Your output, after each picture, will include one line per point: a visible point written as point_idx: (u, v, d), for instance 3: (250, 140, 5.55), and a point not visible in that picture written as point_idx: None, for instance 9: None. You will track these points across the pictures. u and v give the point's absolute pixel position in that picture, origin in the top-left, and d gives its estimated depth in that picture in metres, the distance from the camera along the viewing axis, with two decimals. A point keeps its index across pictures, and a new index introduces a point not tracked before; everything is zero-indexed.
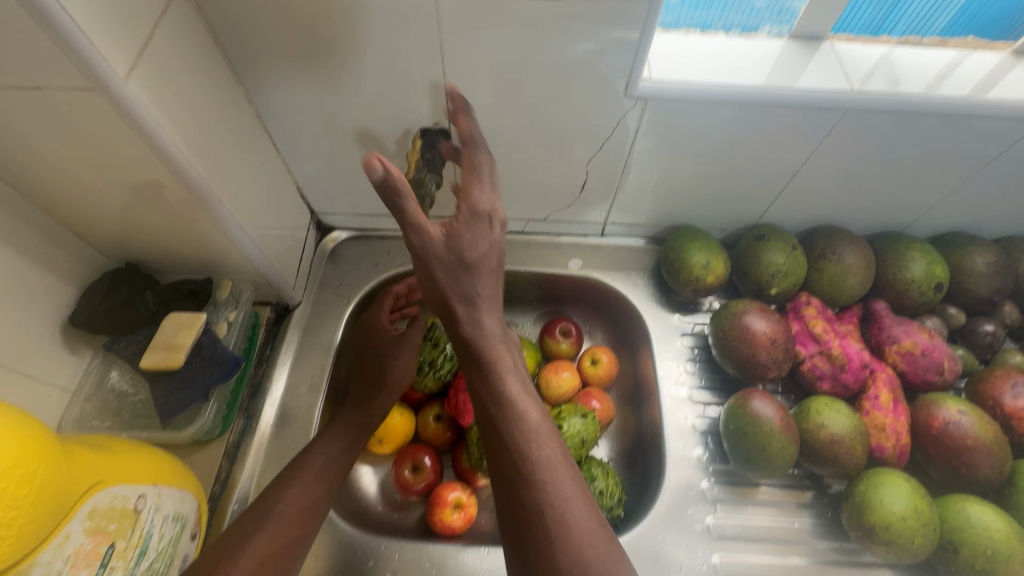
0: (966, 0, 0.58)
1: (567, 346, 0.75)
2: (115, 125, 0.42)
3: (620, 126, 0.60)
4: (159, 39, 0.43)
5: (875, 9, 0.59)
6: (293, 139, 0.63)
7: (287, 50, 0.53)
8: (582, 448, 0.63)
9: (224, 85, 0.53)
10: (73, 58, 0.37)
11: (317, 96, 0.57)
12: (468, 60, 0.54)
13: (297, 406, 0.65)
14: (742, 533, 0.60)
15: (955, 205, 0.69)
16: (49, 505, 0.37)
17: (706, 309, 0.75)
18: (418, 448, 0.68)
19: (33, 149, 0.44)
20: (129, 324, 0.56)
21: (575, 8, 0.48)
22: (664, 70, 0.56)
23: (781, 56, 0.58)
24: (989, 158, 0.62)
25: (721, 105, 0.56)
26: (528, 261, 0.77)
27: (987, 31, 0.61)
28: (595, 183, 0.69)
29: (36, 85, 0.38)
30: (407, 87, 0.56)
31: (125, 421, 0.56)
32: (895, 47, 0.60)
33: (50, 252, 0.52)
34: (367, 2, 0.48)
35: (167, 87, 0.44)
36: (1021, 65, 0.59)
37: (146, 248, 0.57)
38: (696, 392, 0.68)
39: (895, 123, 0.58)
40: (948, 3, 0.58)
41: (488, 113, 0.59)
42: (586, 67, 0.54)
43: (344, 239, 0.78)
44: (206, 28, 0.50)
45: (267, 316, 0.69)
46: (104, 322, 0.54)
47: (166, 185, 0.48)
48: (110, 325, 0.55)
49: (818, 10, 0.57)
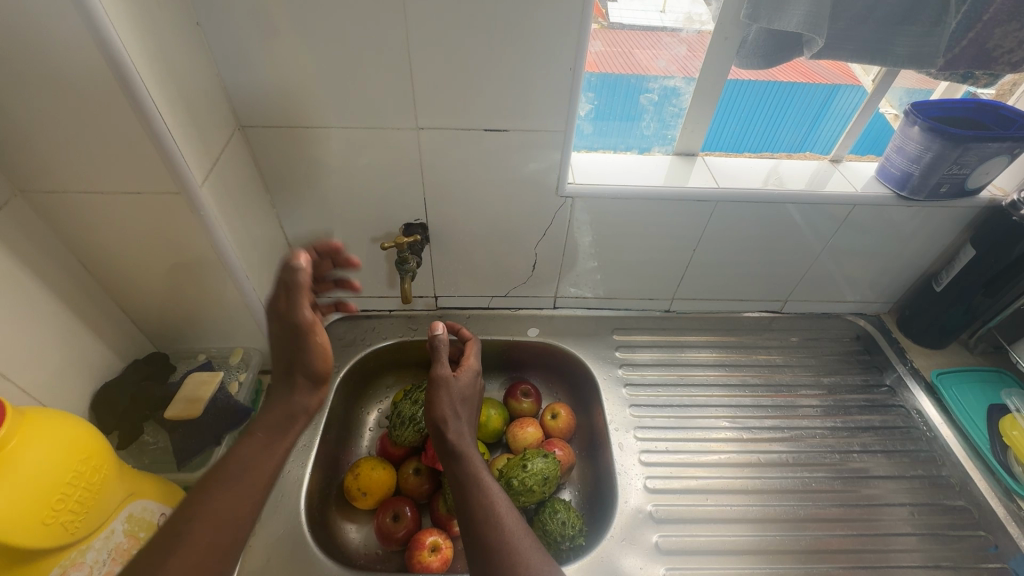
0: (799, 126, 0.82)
1: (528, 405, 0.87)
2: (185, 219, 0.58)
3: (557, 217, 0.79)
4: (223, 162, 0.61)
5: (740, 134, 0.82)
6: (302, 235, 0.80)
7: (305, 168, 0.71)
8: (546, 485, 0.73)
9: (257, 193, 0.71)
10: (172, 171, 0.53)
11: (323, 202, 0.75)
12: (441, 173, 0.73)
13: (291, 460, 0.73)
14: (687, 549, 0.68)
15: (822, 270, 0.89)
16: (105, 503, 0.46)
17: (643, 363, 0.89)
18: (400, 499, 0.76)
19: (115, 236, 0.59)
20: (160, 398, 0.65)
21: (515, 137, 0.69)
22: (584, 177, 0.77)
23: (669, 167, 0.80)
24: (833, 234, 0.83)
25: (628, 200, 0.77)
26: (493, 331, 0.92)
27: (821, 144, 0.84)
28: (544, 263, 0.86)
29: (139, 189, 0.55)
30: (394, 193, 0.75)
31: (144, 465, 0.63)
32: (780, 160, 0.83)
33: (102, 320, 0.64)
34: (369, 137, 0.68)
35: (225, 193, 0.61)
36: (838, 171, 0.82)
37: (177, 318, 0.69)
38: (640, 432, 0.80)
39: (759, 210, 0.79)
40: (788, 129, 0.82)
41: (456, 212, 0.78)
42: (528, 175, 0.74)
43: (337, 318, 0.91)
44: (250, 156, 0.69)
45: (268, 381, 0.78)
46: (127, 396, 0.63)
47: (209, 266, 0.63)
48: (135, 401, 0.63)
49: (688, 136, 0.79)
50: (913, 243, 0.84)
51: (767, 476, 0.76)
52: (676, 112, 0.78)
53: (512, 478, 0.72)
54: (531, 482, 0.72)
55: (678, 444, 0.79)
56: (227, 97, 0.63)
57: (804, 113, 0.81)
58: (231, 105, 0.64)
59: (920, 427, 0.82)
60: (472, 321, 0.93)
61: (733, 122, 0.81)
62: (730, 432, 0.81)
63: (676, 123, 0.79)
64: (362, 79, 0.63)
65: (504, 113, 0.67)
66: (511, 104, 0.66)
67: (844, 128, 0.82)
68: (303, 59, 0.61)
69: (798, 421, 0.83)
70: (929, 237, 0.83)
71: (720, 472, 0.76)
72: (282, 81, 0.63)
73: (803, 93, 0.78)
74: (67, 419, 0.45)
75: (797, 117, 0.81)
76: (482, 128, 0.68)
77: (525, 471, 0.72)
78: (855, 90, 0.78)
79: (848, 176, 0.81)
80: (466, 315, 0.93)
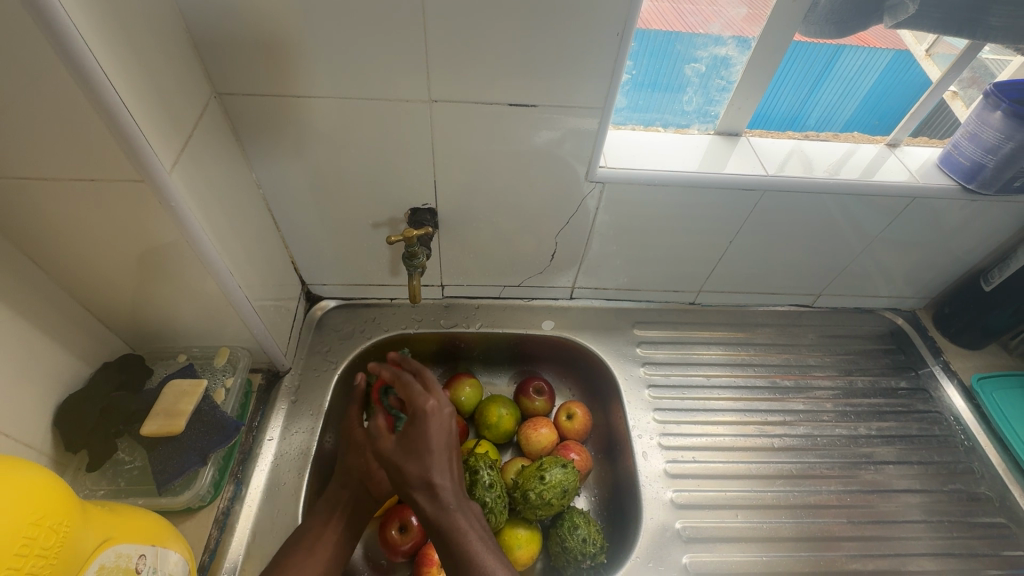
0: (832, 100, 0.71)
1: (541, 403, 0.80)
2: (153, 210, 0.48)
3: (582, 206, 0.71)
4: (195, 139, 0.51)
5: (791, 102, 0.71)
6: (292, 218, 0.70)
7: (293, 142, 0.61)
8: (565, 498, 0.67)
9: (239, 173, 0.61)
10: (134, 157, 0.44)
11: (316, 181, 0.65)
12: (454, 154, 0.63)
13: (286, 471, 0.66)
14: (715, 568, 0.65)
15: (862, 266, 0.82)
16: (72, 551, 0.39)
17: (665, 362, 0.83)
18: (404, 507, 0.69)
19: (69, 231, 0.50)
20: (135, 411, 0.57)
21: (543, 114, 0.60)
22: (616, 159, 0.68)
23: (709, 148, 0.70)
24: (882, 229, 0.75)
25: (664, 188, 0.68)
26: (503, 323, 0.84)
27: (887, 119, 0.73)
28: (563, 253, 0.78)
29: (91, 176, 0.45)
30: (400, 174, 0.65)
31: (119, 488, 0.56)
32: (800, 141, 0.73)
33: (62, 323, 0.55)
34: (370, 108, 0.58)
35: (199, 178, 0.52)
36: (894, 155, 0.73)
37: (151, 317, 0.61)
38: (665, 439, 0.75)
39: (805, 200, 0.71)
40: (820, 101, 0.71)
41: (469, 195, 0.68)
42: (552, 154, 0.64)
43: (332, 307, 0.83)
44: (229, 130, 0.59)
45: (258, 382, 0.72)
46: (96, 410, 0.56)
47: (185, 261, 0.54)
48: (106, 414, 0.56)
49: (734, 113, 0.69)
50: (967, 239, 0.77)
51: (796, 489, 0.72)
52: (723, 86, 0.68)
53: (529, 490, 0.66)
54: (549, 496, 0.65)
55: (706, 454, 0.74)
56: (199, 58, 0.52)
57: (805, 76, 0.68)
58: (204, 68, 0.53)
59: (957, 435, 0.78)
60: (480, 312, 0.85)
61: (786, 89, 0.69)
62: (758, 439, 0.76)
63: (721, 97, 0.69)
64: (366, 42, 0.52)
65: (532, 86, 0.57)
66: (541, 77, 0.56)
67: (847, 93, 0.70)
68: (293, 13, 0.50)
69: (828, 426, 0.79)
70: (985, 233, 0.76)
71: (748, 485, 0.72)
72: (268, 41, 0.52)
73: (802, 53, 0.65)
74: (17, 462, 0.37)
75: (795, 79, 0.68)
76: (505, 103, 0.58)
77: (542, 483, 0.66)
78: (859, 48, 0.65)
79: (906, 162, 0.72)
80: (474, 305, 0.85)
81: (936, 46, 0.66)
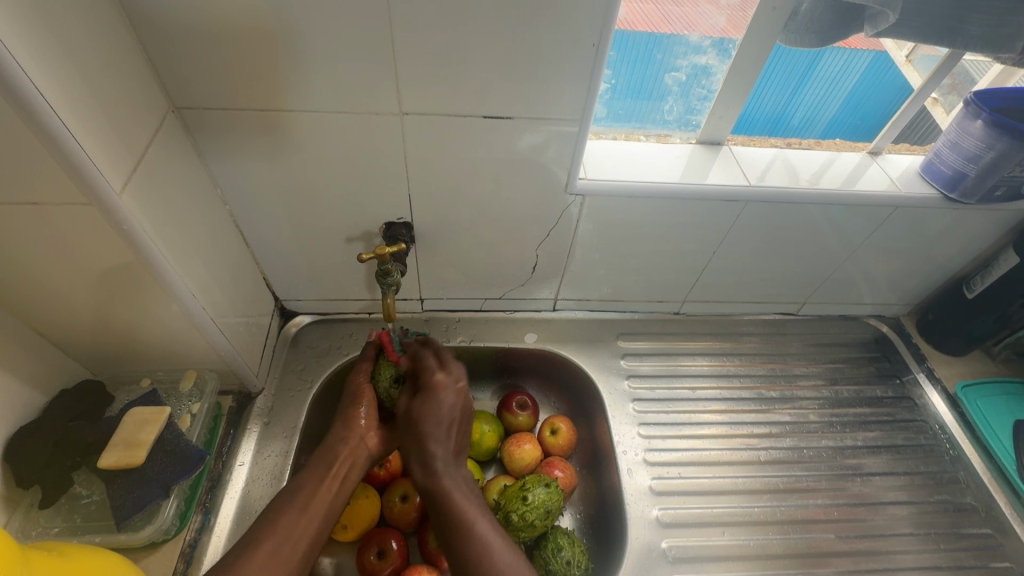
0: (816, 101, 0.69)
1: (524, 418, 0.78)
2: (105, 234, 0.46)
3: (563, 217, 0.69)
4: (150, 158, 0.49)
5: (775, 101, 0.69)
6: (262, 234, 0.67)
7: (260, 156, 0.58)
8: (548, 518, 0.64)
9: (202, 189, 0.58)
10: (79, 179, 0.41)
11: (286, 197, 0.63)
12: (428, 167, 0.61)
13: (258, 497, 0.64)
14: None
15: (846, 274, 0.81)
16: None
17: (650, 373, 0.82)
18: (384, 530, 0.67)
19: (15, 257, 0.47)
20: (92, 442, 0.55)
21: (520, 126, 0.58)
22: (597, 170, 0.66)
23: (690, 157, 0.69)
24: (865, 238, 0.75)
25: (645, 199, 0.67)
26: (484, 337, 0.82)
27: (869, 117, 0.72)
28: (545, 264, 0.76)
29: (34, 201, 0.42)
30: (374, 189, 0.63)
31: (76, 525, 0.54)
32: (782, 147, 0.72)
33: (12, 352, 0.52)
34: (340, 121, 0.56)
35: (155, 198, 0.49)
36: (876, 163, 0.72)
37: (111, 343, 0.58)
38: (650, 454, 0.74)
39: (788, 210, 0.69)
40: (804, 102, 0.70)
41: (445, 208, 0.66)
42: (532, 164, 0.62)
43: (308, 322, 0.80)
44: (190, 144, 0.56)
45: (229, 405, 0.69)
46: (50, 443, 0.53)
47: (143, 284, 0.51)
48: (61, 447, 0.53)
49: (716, 122, 0.68)
50: (950, 247, 0.76)
51: (784, 503, 0.71)
52: (703, 95, 0.67)
53: (512, 512, 0.64)
54: (532, 517, 0.63)
55: (693, 469, 0.73)
56: (154, 71, 0.50)
57: (790, 75, 0.66)
58: (162, 83, 0.51)
59: (943, 445, 0.78)
60: (461, 325, 0.83)
61: (770, 88, 0.68)
62: (744, 453, 0.75)
63: (702, 106, 0.68)
64: (332, 54, 0.50)
65: (506, 99, 0.55)
66: (515, 89, 0.55)
67: (831, 92, 0.69)
68: (253, 25, 0.48)
69: (815, 437, 0.78)
70: (966, 241, 0.75)
71: (735, 501, 0.71)
72: (226, 52, 0.49)
73: (783, 56, 0.64)
74: None
75: (778, 80, 0.67)
76: (479, 114, 0.57)
77: (525, 504, 0.64)
78: (841, 49, 0.64)
79: (888, 170, 0.71)
80: (455, 318, 0.83)
81: (916, 50, 0.66)
